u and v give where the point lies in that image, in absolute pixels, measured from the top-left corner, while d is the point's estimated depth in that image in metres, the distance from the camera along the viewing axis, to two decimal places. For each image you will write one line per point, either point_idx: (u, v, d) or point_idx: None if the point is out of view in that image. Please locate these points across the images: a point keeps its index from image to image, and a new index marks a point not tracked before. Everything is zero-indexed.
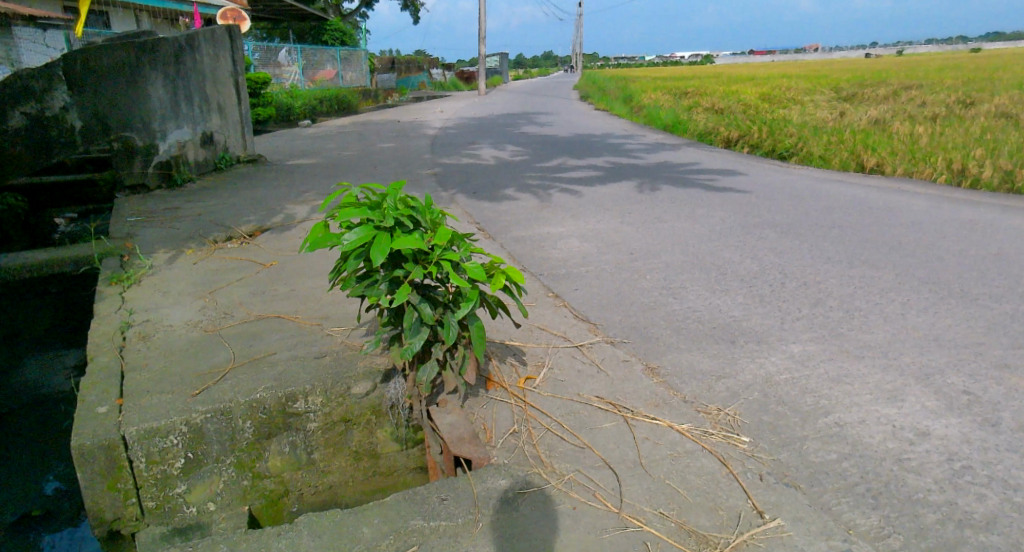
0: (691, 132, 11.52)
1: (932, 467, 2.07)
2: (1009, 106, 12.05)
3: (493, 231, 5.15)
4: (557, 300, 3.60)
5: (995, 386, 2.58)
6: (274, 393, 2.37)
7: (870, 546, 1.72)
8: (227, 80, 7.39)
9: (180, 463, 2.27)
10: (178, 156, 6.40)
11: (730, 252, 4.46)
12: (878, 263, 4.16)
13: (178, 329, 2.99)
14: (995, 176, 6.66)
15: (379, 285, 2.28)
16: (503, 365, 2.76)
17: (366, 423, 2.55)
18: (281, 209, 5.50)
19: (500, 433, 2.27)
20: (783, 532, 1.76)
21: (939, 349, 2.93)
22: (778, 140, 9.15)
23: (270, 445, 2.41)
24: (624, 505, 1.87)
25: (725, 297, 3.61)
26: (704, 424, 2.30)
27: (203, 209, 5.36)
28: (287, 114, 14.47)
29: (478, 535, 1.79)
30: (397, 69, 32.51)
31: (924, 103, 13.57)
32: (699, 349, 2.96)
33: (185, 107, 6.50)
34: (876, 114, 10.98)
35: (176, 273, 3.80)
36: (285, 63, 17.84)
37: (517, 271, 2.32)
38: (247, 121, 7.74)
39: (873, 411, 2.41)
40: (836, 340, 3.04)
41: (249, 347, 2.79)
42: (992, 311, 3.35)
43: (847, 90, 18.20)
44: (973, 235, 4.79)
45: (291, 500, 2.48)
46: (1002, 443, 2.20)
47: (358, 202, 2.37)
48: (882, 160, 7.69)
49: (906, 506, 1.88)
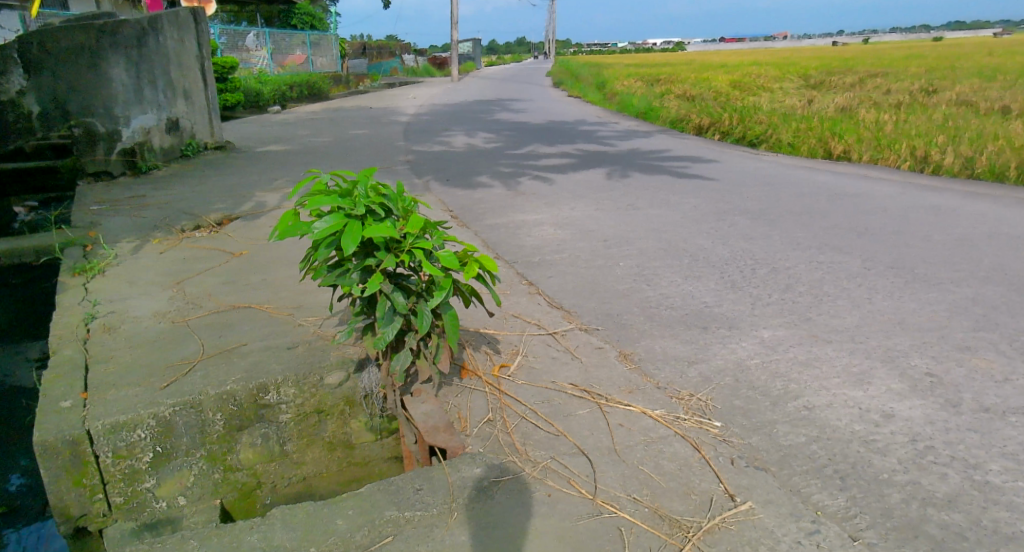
0: (661, 119, 11.59)
1: (897, 448, 2.13)
2: (969, 94, 12.23)
3: (466, 219, 5.11)
4: (531, 287, 3.60)
5: (957, 368, 2.66)
6: (246, 385, 2.33)
7: (838, 527, 1.76)
8: (193, 63, 7.13)
9: (148, 457, 2.22)
10: (143, 143, 6.21)
11: (702, 238, 4.50)
12: (846, 249, 4.23)
13: (145, 321, 2.92)
14: (956, 163, 6.79)
15: (351, 274, 2.24)
16: (478, 353, 2.76)
17: (340, 414, 2.53)
18: (251, 196, 5.40)
19: (474, 421, 2.27)
20: (753, 515, 1.78)
21: (904, 333, 2.99)
22: (748, 128, 9.23)
23: (241, 437, 2.37)
24: (599, 491, 1.89)
25: (697, 284, 3.64)
26: (676, 410, 2.33)
27: (170, 198, 5.22)
28: (256, 100, 14.18)
29: (453, 525, 1.78)
30: (368, 55, 32.15)
31: (889, 92, 13.79)
32: (672, 335, 2.99)
33: (150, 92, 6.30)
34: (843, 102, 11.12)
35: (142, 263, 3.70)
36: (253, 47, 17.53)
37: (491, 259, 2.29)
38: (215, 106, 7.54)
39: (840, 394, 2.46)
40: (805, 325, 3.09)
41: (219, 338, 2.74)
42: (954, 295, 3.44)
43: (815, 78, 18.48)
44: (936, 221, 4.90)
45: (264, 493, 2.45)
46: (962, 424, 2.26)
47: (328, 190, 2.31)
48: (849, 148, 7.81)
49: (872, 486, 1.93)
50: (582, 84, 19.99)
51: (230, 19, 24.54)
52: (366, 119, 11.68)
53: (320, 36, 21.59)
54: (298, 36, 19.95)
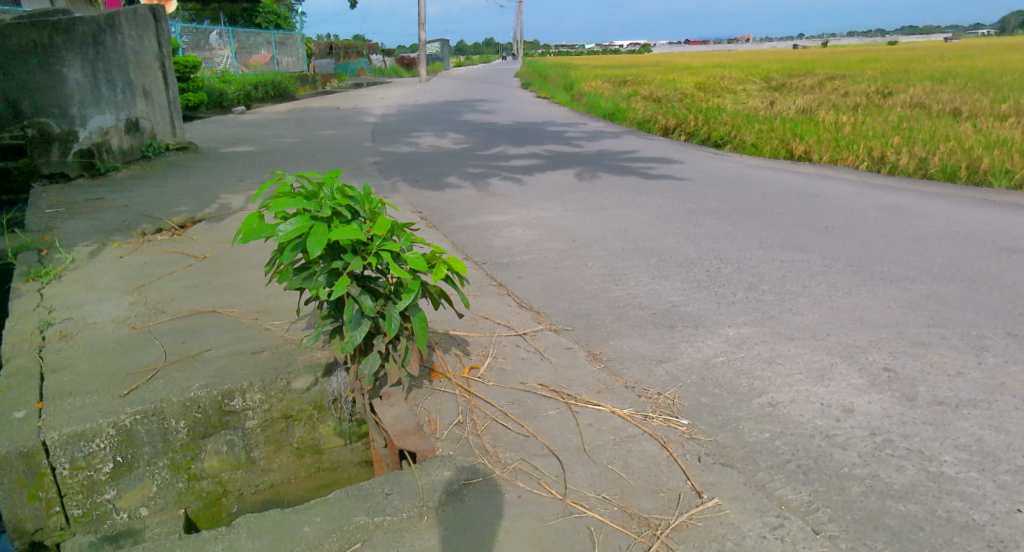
0: (629, 120, 11.70)
1: (857, 442, 2.18)
2: (923, 96, 12.61)
3: (435, 220, 5.09)
4: (501, 288, 3.60)
5: (913, 363, 2.74)
6: (210, 392, 2.29)
7: (801, 521, 1.80)
8: (152, 63, 6.98)
9: (108, 467, 2.16)
10: (101, 143, 6.03)
11: (669, 238, 4.56)
12: (807, 248, 4.33)
13: (103, 327, 2.83)
14: (910, 163, 7.00)
15: (317, 277, 2.21)
16: (448, 355, 2.75)
17: (308, 419, 2.50)
18: (215, 198, 5.29)
19: (444, 424, 2.26)
20: (720, 511, 1.81)
21: (863, 329, 3.07)
22: (713, 128, 9.38)
23: (205, 445, 2.33)
24: (569, 492, 1.89)
25: (664, 283, 3.69)
26: (645, 408, 2.35)
27: (130, 200, 5.09)
28: (220, 99, 13.91)
29: (424, 528, 1.77)
30: (335, 55, 31.79)
31: (848, 94, 14.15)
32: (640, 334, 3.02)
33: (107, 91, 6.13)
34: (804, 104, 11.38)
35: (101, 267, 3.60)
36: (216, 46, 17.17)
37: (459, 261, 2.28)
38: (176, 106, 7.39)
39: (802, 390, 2.52)
40: (769, 323, 3.15)
41: (182, 344, 2.68)
42: (910, 292, 3.54)
43: (778, 80, 18.86)
44: (892, 220, 5.04)
45: (230, 500, 2.41)
46: (918, 417, 2.33)
47: (293, 192, 2.27)
48: (810, 148, 7.99)
49: (833, 480, 1.98)
50: (551, 85, 20.07)
51: (192, 17, 24.02)
52: (334, 120, 11.55)
53: (285, 35, 21.26)
54: (263, 35, 19.62)
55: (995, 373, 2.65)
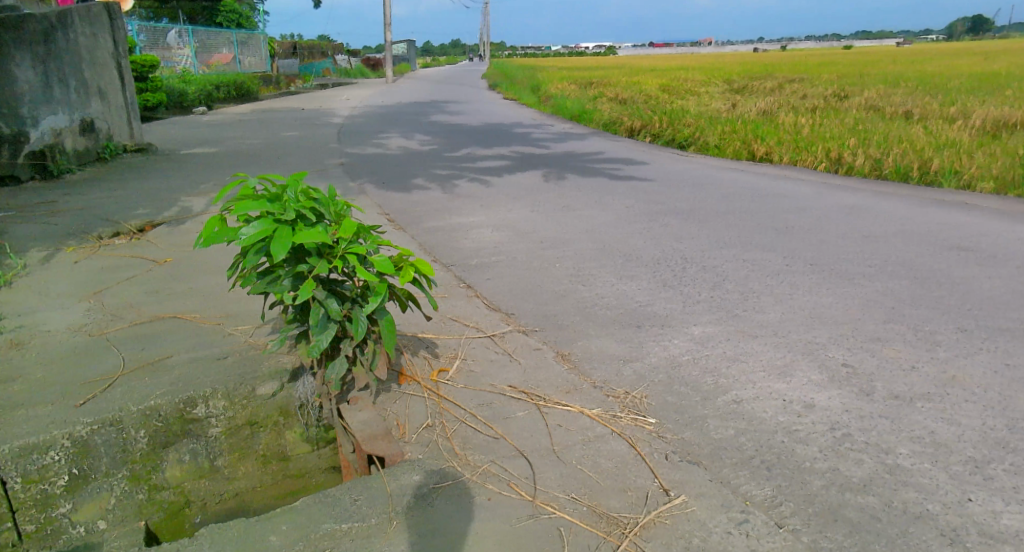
0: (595, 121, 11.80)
1: (817, 436, 2.24)
2: (878, 99, 13.02)
3: (403, 222, 5.05)
4: (469, 290, 3.59)
5: (870, 358, 2.82)
6: (171, 400, 2.25)
7: (765, 515, 1.83)
8: (108, 62, 6.77)
9: (64, 480, 2.08)
10: (54, 145, 5.84)
11: (635, 239, 4.61)
12: (769, 247, 4.42)
13: (58, 334, 2.74)
14: (866, 164, 7.21)
15: (282, 281, 2.18)
16: (416, 358, 2.73)
17: (274, 425, 2.44)
18: (175, 201, 5.16)
19: (413, 428, 2.24)
20: (687, 508, 1.84)
21: (823, 326, 3.15)
22: (677, 130, 9.52)
23: (167, 455, 2.27)
24: (539, 493, 1.90)
25: (630, 283, 3.73)
26: (613, 408, 2.37)
27: (86, 203, 4.93)
28: (179, 99, 13.58)
29: (393, 533, 1.75)
30: (299, 55, 31.33)
31: (806, 96, 14.52)
32: (607, 334, 3.05)
33: (59, 91, 5.93)
34: (764, 106, 11.64)
35: (55, 273, 3.48)
36: (175, 46, 16.76)
37: (427, 263, 2.27)
38: (133, 107, 7.19)
39: (765, 387, 2.57)
40: (732, 321, 3.21)
41: (141, 350, 2.61)
42: (867, 289, 3.65)
43: (739, 82, 19.25)
44: (849, 219, 5.19)
45: (193, 511, 2.30)
46: (875, 411, 2.40)
47: (256, 195, 2.23)
48: (771, 149, 8.17)
49: (795, 475, 2.02)
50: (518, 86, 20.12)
51: (150, 15, 23.40)
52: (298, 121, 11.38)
53: (247, 34, 20.86)
54: (224, 34, 19.23)
55: (947, 367, 2.74)
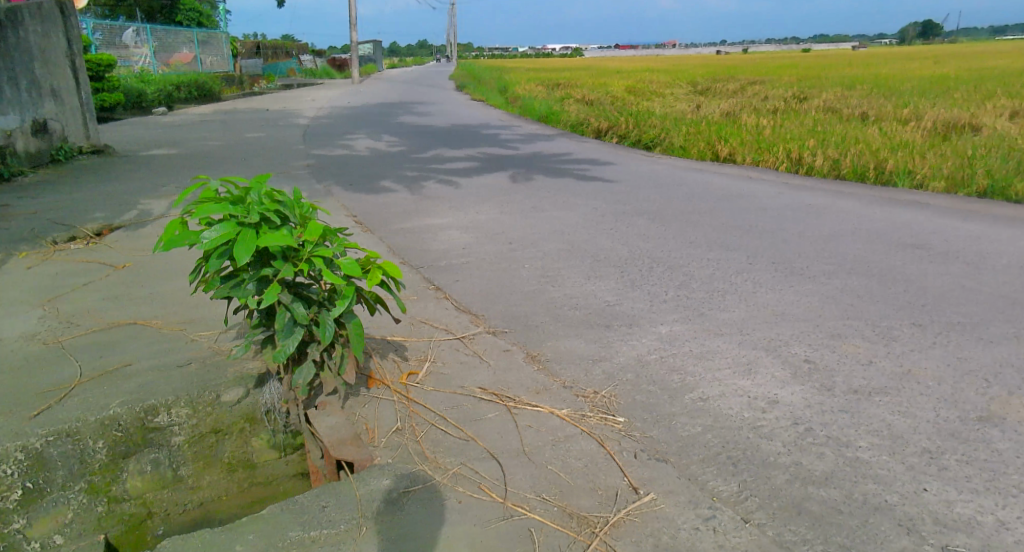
0: (562, 123, 11.87)
1: (781, 432, 2.29)
2: (835, 101, 13.38)
3: (370, 223, 5.00)
4: (438, 292, 3.57)
5: (830, 354, 2.90)
6: (131, 409, 2.20)
7: (732, 511, 1.86)
8: (62, 61, 6.51)
9: (17, 494, 2.00)
10: (4, 146, 5.63)
11: (603, 239, 4.65)
12: (733, 246, 4.50)
13: (10, 343, 2.65)
14: (825, 164, 7.40)
15: (246, 285, 2.13)
16: (385, 361, 2.70)
17: (239, 432, 2.38)
18: (134, 204, 5.02)
19: (383, 432, 2.22)
20: (656, 506, 1.86)
21: (785, 323, 3.22)
22: (643, 131, 9.63)
23: (127, 465, 2.19)
24: (510, 494, 1.90)
25: (598, 283, 3.76)
26: (582, 408, 2.39)
27: (39, 207, 4.76)
28: (138, 100, 13.22)
29: (362, 539, 1.73)
30: (263, 55, 30.79)
31: (767, 98, 14.84)
32: (576, 334, 3.07)
33: (7, 90, 5.71)
34: (727, 107, 11.86)
35: (7, 279, 3.36)
36: (132, 45, 16.31)
37: (394, 266, 2.25)
38: (89, 107, 6.96)
39: (730, 384, 2.62)
40: (698, 320, 3.26)
41: (99, 358, 2.53)
42: (827, 287, 3.74)
43: (704, 84, 19.58)
44: (809, 218, 5.31)
45: (156, 523, 2.19)
46: (835, 405, 2.46)
47: (218, 197, 2.18)
48: (734, 150, 8.32)
49: (761, 470, 2.06)
50: (485, 87, 20.11)
51: (106, 14, 22.74)
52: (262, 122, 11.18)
53: (208, 34, 20.42)
54: (184, 33, 18.79)
55: (903, 361, 2.83)
